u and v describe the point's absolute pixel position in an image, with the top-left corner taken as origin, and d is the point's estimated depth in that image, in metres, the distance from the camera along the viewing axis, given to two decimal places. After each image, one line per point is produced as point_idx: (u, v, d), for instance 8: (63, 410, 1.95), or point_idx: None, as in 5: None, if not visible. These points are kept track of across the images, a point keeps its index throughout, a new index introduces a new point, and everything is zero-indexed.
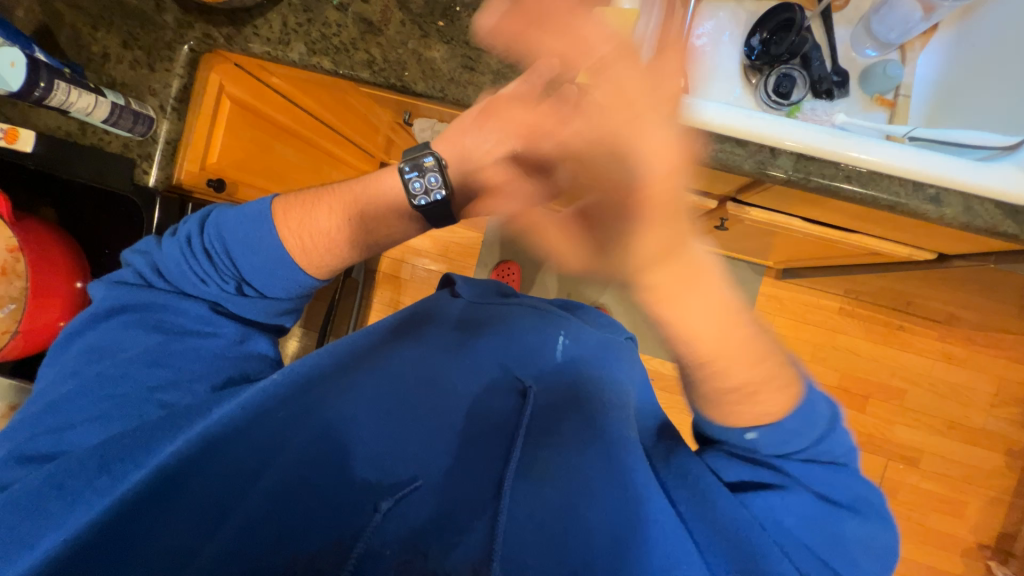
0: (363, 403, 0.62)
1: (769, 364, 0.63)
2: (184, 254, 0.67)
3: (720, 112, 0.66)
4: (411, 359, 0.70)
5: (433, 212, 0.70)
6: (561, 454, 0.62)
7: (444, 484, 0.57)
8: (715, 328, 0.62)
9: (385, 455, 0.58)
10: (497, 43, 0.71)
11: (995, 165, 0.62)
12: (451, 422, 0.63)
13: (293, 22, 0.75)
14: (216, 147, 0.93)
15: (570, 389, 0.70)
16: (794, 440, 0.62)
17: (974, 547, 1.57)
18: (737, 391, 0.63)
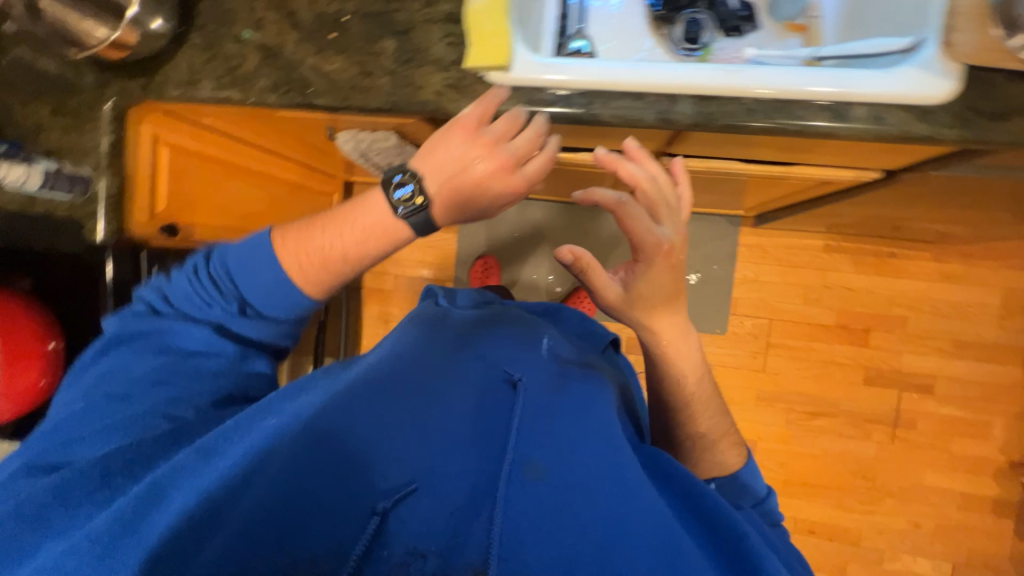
0: (362, 415, 0.62)
1: (727, 429, 0.83)
2: (191, 282, 0.70)
3: (609, 70, 0.66)
4: (410, 371, 0.71)
5: (421, 222, 0.65)
6: (551, 454, 0.63)
7: (442, 488, 0.59)
8: (697, 389, 0.82)
9: (382, 465, 0.58)
10: (388, 44, 0.72)
11: (897, 70, 0.60)
12: (447, 429, 0.64)
13: (200, 61, 0.78)
14: (162, 194, 0.97)
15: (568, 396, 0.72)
16: (740, 488, 0.79)
17: (1006, 467, 1.51)
18: (709, 441, 0.82)
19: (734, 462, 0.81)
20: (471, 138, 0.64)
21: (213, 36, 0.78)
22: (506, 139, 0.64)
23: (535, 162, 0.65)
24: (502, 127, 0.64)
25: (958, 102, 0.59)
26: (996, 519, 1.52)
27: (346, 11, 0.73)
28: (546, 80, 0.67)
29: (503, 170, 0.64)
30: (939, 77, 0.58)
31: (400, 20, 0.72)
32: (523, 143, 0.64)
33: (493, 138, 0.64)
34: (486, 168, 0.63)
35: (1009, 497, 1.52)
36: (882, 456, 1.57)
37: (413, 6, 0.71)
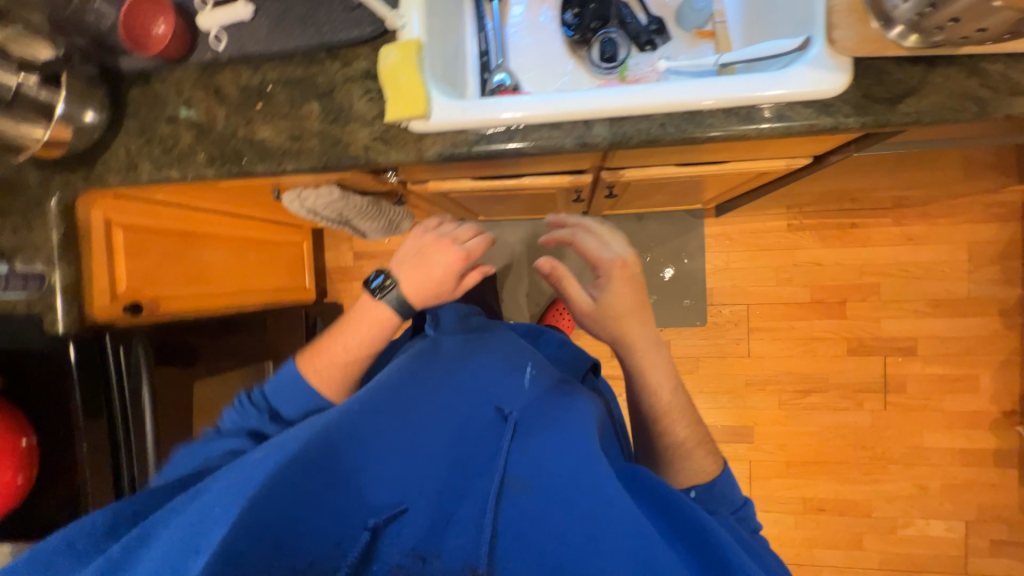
0: (366, 433, 0.59)
1: (703, 441, 0.81)
2: (238, 411, 0.76)
3: (525, 105, 0.68)
4: (406, 390, 0.69)
5: (396, 299, 0.79)
6: (546, 469, 0.60)
7: (435, 507, 0.57)
8: (667, 397, 0.81)
9: (379, 482, 0.56)
10: (312, 107, 0.74)
11: (794, 68, 0.62)
12: (444, 447, 0.63)
13: (136, 146, 0.80)
14: (123, 274, 0.98)
15: (564, 416, 0.70)
16: (721, 501, 0.75)
17: (1000, 417, 1.52)
18: (685, 449, 0.79)
19: (712, 470, 0.77)
20: (424, 238, 0.83)
21: (146, 120, 0.79)
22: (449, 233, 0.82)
23: (472, 241, 0.80)
24: (447, 228, 0.83)
25: (853, 93, 0.61)
26: (1000, 470, 1.52)
27: (269, 81, 0.75)
28: (466, 122, 0.69)
29: (458, 253, 0.78)
30: (830, 72, 0.60)
31: (321, 83, 0.74)
32: (461, 231, 0.82)
33: (438, 235, 0.82)
34: (432, 254, 0.79)
35: (1009, 446, 1.52)
36: (878, 424, 1.58)
37: (330, 68, 0.74)
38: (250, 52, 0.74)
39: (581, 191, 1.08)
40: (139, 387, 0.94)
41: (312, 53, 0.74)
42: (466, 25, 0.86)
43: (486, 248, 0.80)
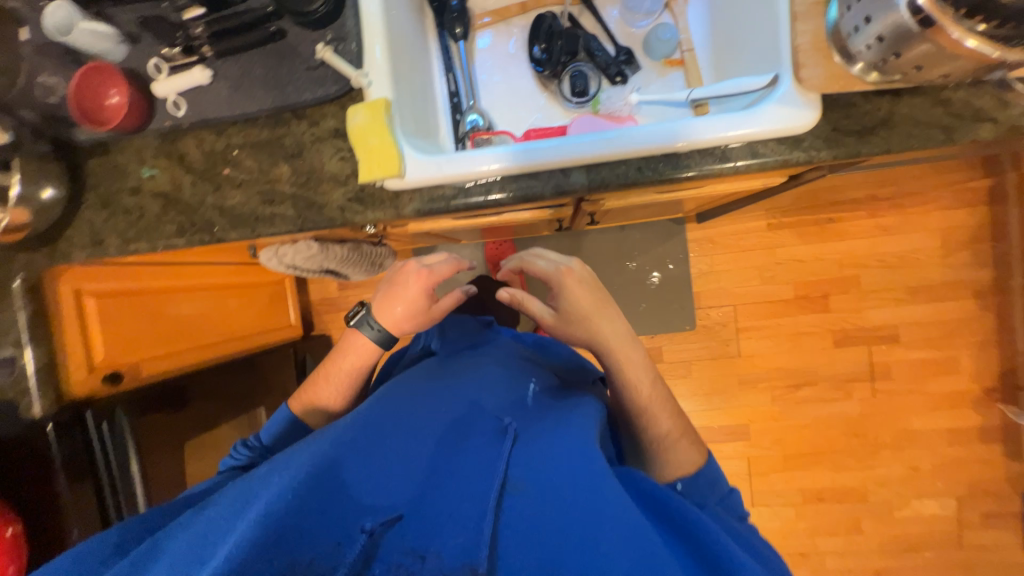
0: (367, 448, 0.58)
1: (689, 432, 0.77)
2: (232, 455, 0.78)
3: (499, 156, 0.68)
4: (406, 404, 0.67)
5: (366, 323, 0.81)
6: (551, 472, 0.55)
7: (435, 512, 0.53)
8: (647, 392, 0.78)
9: (378, 495, 0.53)
10: (283, 169, 0.72)
11: (763, 106, 0.62)
12: (447, 453, 0.60)
13: (99, 220, 0.77)
14: (99, 343, 0.94)
15: (573, 420, 0.66)
16: (711, 492, 0.71)
17: (982, 394, 1.57)
18: (668, 440, 0.75)
19: (694, 460, 0.73)
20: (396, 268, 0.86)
21: (108, 192, 0.76)
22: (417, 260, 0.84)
23: (430, 262, 0.80)
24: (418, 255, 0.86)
25: (824, 127, 0.62)
26: (985, 445, 1.58)
27: (235, 145, 0.73)
28: (441, 177, 0.68)
29: (413, 271, 0.79)
30: (802, 109, 0.60)
31: (289, 144, 0.72)
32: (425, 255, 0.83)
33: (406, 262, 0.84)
34: (396, 277, 0.82)
35: (992, 422, 1.57)
36: (868, 412, 1.62)
37: (297, 129, 0.72)
38: (212, 117, 0.71)
39: (563, 219, 1.08)
40: (127, 462, 0.94)
41: (277, 114, 0.72)
42: (434, 67, 0.85)
43: (442, 267, 0.78)
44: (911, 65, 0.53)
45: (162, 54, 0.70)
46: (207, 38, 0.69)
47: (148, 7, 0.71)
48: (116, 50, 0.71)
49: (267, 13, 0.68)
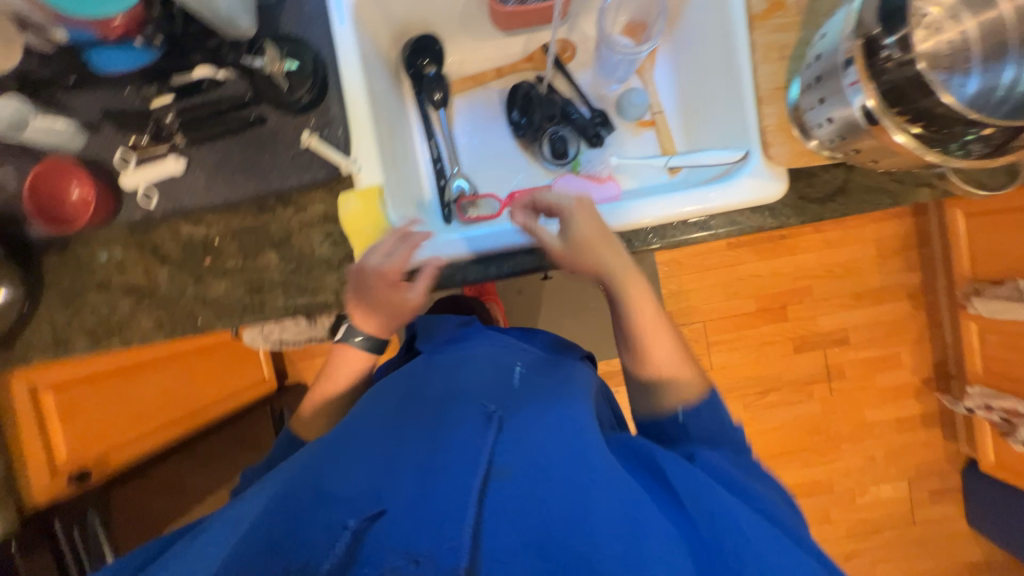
0: (348, 453, 0.54)
1: (672, 335, 0.67)
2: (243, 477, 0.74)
3: (495, 235, 0.69)
4: (390, 407, 0.61)
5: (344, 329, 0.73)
6: (540, 456, 0.50)
7: (419, 505, 0.47)
8: (635, 300, 0.66)
9: (359, 493, 0.49)
10: (270, 257, 0.70)
11: (737, 178, 0.67)
12: (431, 444, 0.54)
13: (63, 320, 0.71)
14: (60, 444, 0.87)
15: (567, 400, 0.60)
16: (715, 429, 0.61)
17: (922, 385, 1.74)
18: (636, 329, 0.66)
19: (678, 369, 0.65)
20: None
21: (71, 290, 0.71)
22: None
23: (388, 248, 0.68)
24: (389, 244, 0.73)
25: (790, 197, 0.68)
26: (926, 430, 1.75)
27: (214, 234, 0.70)
28: (424, 259, 0.68)
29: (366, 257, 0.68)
30: (771, 182, 0.66)
31: (275, 231, 0.70)
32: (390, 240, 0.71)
33: None
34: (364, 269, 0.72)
35: (930, 408, 1.75)
36: (828, 410, 1.76)
37: (282, 214, 0.69)
38: (189, 207, 0.68)
39: None
40: None
41: (260, 199, 0.69)
42: (414, 133, 0.86)
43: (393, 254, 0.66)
44: (856, 151, 0.57)
45: (128, 145, 0.66)
46: (178, 126, 0.66)
47: (109, 94, 0.66)
48: (75, 139, 0.66)
49: (245, 100, 0.66)
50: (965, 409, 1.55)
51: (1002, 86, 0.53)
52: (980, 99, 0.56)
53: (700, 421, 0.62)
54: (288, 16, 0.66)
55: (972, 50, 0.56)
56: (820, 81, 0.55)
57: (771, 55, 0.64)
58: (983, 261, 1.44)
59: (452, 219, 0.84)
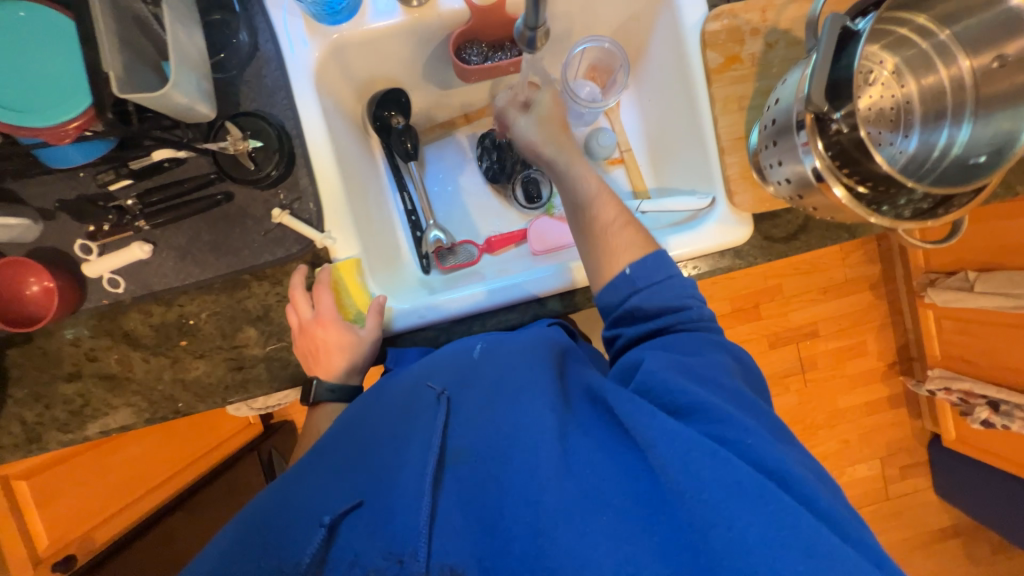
0: (319, 465, 0.54)
1: (639, 226, 0.63)
2: None
3: (474, 295, 0.70)
4: (358, 416, 0.61)
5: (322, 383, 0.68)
6: (484, 433, 0.50)
7: (384, 501, 0.48)
8: (594, 184, 0.64)
9: (326, 497, 0.50)
10: (249, 332, 0.69)
11: (706, 224, 0.69)
12: (392, 444, 0.54)
13: (33, 415, 0.68)
14: (42, 530, 0.85)
15: (517, 359, 0.58)
16: (659, 275, 0.59)
17: (887, 369, 1.84)
18: (603, 227, 0.62)
19: (643, 241, 0.60)
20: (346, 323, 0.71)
21: (39, 384, 0.68)
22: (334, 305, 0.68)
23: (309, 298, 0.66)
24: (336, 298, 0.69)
25: (756, 239, 0.70)
26: (895, 411, 1.85)
27: (188, 315, 0.68)
28: (398, 329, 0.69)
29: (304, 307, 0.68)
30: (736, 228, 0.68)
31: (252, 307, 0.68)
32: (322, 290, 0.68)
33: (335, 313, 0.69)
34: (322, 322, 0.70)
35: (897, 390, 1.85)
36: (804, 401, 1.83)
37: (259, 290, 0.68)
38: (159, 290, 0.66)
39: None
40: None
41: (234, 277, 0.68)
42: (386, 185, 0.85)
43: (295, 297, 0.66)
44: (815, 209, 0.57)
45: (87, 233, 0.63)
46: (140, 211, 0.64)
47: (63, 183, 0.63)
48: (30, 230, 0.62)
49: (209, 179, 0.64)
50: (928, 391, 1.65)
51: (937, 148, 0.55)
52: (914, 161, 0.57)
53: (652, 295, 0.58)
54: (247, 90, 0.64)
55: (913, 110, 0.57)
56: (777, 145, 0.56)
57: (730, 107, 0.66)
58: (937, 254, 1.53)
59: (430, 269, 0.85)
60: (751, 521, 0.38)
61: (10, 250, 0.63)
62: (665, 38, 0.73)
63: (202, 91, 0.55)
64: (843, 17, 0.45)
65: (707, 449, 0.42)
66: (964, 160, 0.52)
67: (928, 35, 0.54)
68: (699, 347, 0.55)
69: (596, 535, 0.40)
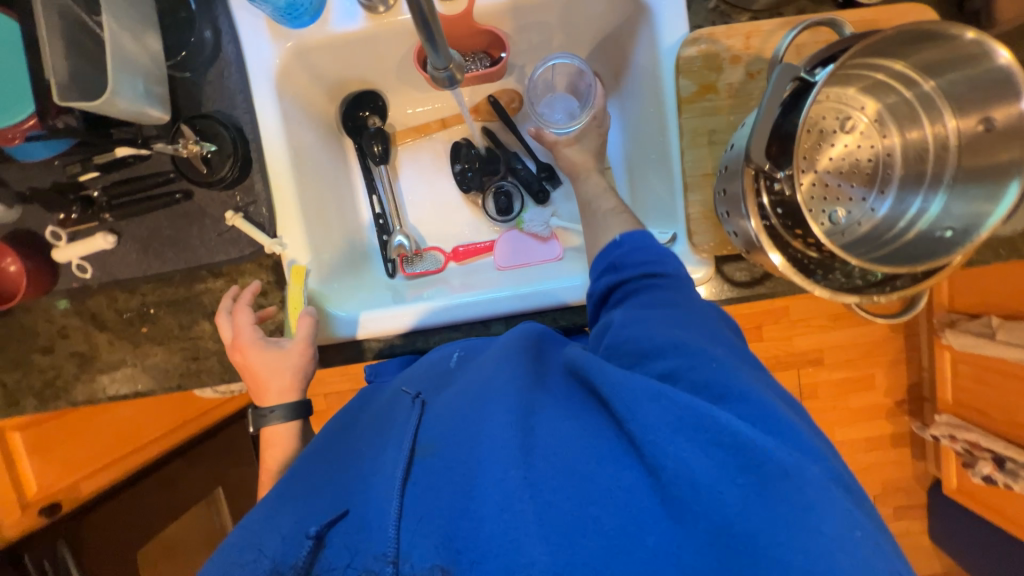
0: (300, 479, 0.53)
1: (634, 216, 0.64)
2: None
3: (419, 311, 0.71)
4: (337, 431, 0.62)
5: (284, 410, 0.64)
6: (453, 422, 0.49)
7: (364, 503, 0.46)
8: (596, 186, 0.68)
9: (304, 516, 0.47)
10: (204, 326, 0.72)
11: None
12: (367, 453, 0.54)
13: (12, 381, 0.74)
14: (31, 478, 0.94)
15: (485, 360, 0.58)
16: (648, 253, 0.57)
17: (894, 407, 1.72)
18: (600, 216, 0.65)
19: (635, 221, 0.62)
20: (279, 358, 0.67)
21: (18, 353, 0.73)
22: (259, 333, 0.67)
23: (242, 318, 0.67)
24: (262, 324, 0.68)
25: (716, 280, 0.66)
26: (897, 450, 1.75)
27: (150, 303, 0.72)
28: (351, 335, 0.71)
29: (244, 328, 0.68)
30: (693, 268, 0.65)
31: (208, 302, 0.71)
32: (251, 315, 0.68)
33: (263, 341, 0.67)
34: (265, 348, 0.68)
35: (902, 430, 1.74)
36: None
37: (215, 286, 0.71)
38: (123, 278, 0.69)
39: None
40: None
41: (192, 272, 0.70)
42: (357, 186, 0.85)
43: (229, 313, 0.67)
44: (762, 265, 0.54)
45: (58, 221, 0.67)
46: (105, 203, 0.66)
47: (37, 173, 0.66)
48: (7, 214, 0.66)
49: (168, 177, 0.66)
50: (932, 436, 1.55)
51: (906, 217, 0.52)
52: (880, 227, 0.53)
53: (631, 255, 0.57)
54: (209, 91, 0.65)
55: (893, 167, 0.53)
56: (726, 194, 0.53)
57: (698, 140, 0.62)
58: (962, 293, 1.40)
59: (395, 274, 0.85)
60: (701, 457, 0.39)
61: None
62: (643, 56, 0.68)
63: (150, 96, 0.57)
64: (794, 68, 0.43)
65: (651, 394, 0.43)
66: (930, 233, 0.49)
67: (911, 85, 0.50)
68: (668, 299, 0.53)
69: (570, 505, 0.40)
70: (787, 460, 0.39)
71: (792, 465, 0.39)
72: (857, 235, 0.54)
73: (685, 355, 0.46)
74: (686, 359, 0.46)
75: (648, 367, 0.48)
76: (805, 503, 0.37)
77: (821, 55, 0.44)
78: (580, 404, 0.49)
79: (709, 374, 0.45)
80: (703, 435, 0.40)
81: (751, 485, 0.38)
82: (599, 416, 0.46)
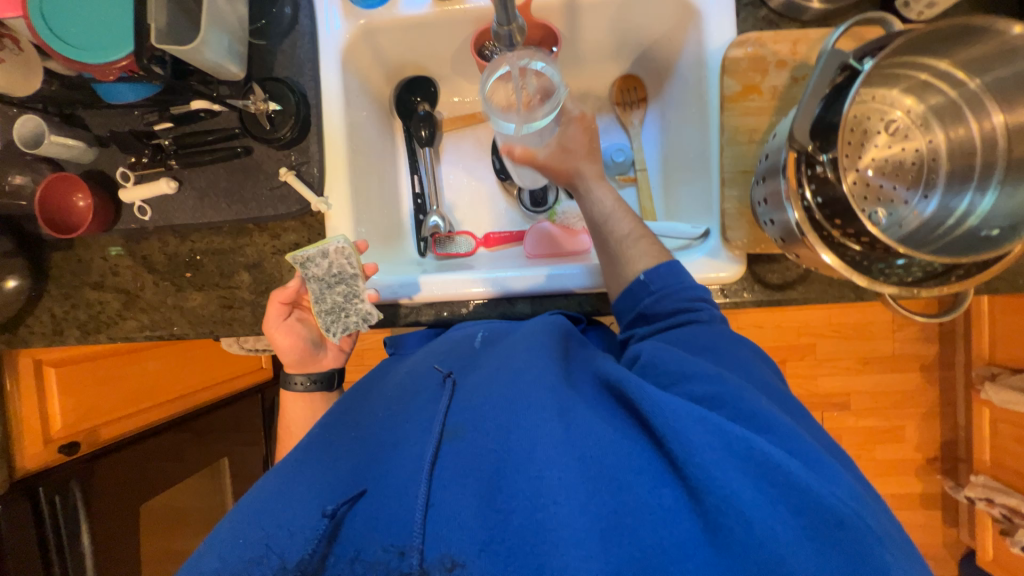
0: (329, 448, 0.57)
1: (655, 242, 0.65)
2: None
3: (449, 282, 0.72)
4: (360, 399, 0.65)
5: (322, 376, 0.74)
6: (484, 413, 0.50)
7: (386, 487, 0.48)
8: (610, 203, 0.69)
9: (323, 492, 0.50)
10: (243, 277, 0.75)
11: (690, 257, 0.67)
12: (391, 426, 0.56)
13: (60, 312, 0.78)
14: (58, 413, 0.96)
15: (515, 346, 0.58)
16: (673, 283, 0.60)
17: (925, 463, 1.60)
18: (616, 230, 0.66)
19: (657, 255, 0.63)
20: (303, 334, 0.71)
21: (70, 286, 0.78)
22: (281, 317, 0.71)
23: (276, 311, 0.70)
24: (284, 313, 0.71)
25: (747, 279, 0.66)
26: (925, 511, 1.63)
27: (197, 250, 0.76)
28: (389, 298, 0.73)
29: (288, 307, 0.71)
30: (726, 264, 0.65)
31: (250, 254, 0.75)
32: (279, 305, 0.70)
33: (285, 322, 0.71)
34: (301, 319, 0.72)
35: (933, 490, 1.61)
36: None
37: (259, 240, 0.75)
38: (177, 223, 0.74)
39: None
40: (78, 531, 0.95)
41: (239, 224, 0.74)
42: (400, 167, 0.89)
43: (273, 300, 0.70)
44: (798, 256, 0.54)
45: (129, 164, 0.72)
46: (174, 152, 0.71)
47: (119, 120, 0.73)
48: (85, 154, 0.72)
49: (233, 133, 0.70)
50: (966, 498, 1.45)
51: (954, 215, 0.52)
52: (928, 224, 0.54)
53: (663, 288, 0.59)
54: (281, 58, 0.71)
55: (939, 165, 0.54)
56: (765, 183, 0.54)
57: (739, 137, 0.64)
58: (1004, 345, 1.34)
59: (427, 252, 0.87)
60: (748, 487, 0.38)
61: (69, 167, 0.74)
62: (690, 60, 0.71)
63: (231, 51, 0.63)
64: (844, 53, 0.45)
65: (695, 416, 0.42)
66: (975, 231, 0.50)
67: (957, 85, 0.51)
68: (707, 335, 0.55)
69: (604, 512, 0.40)
70: (844, 511, 0.38)
71: (848, 516, 0.37)
72: (902, 233, 0.55)
73: (722, 382, 0.47)
74: (726, 385, 0.47)
75: (683, 389, 0.48)
76: (853, 556, 0.36)
77: (868, 47, 0.46)
78: (614, 413, 0.48)
79: (754, 407, 0.44)
80: (749, 468, 0.39)
81: (806, 528, 0.37)
82: (635, 431, 0.46)
